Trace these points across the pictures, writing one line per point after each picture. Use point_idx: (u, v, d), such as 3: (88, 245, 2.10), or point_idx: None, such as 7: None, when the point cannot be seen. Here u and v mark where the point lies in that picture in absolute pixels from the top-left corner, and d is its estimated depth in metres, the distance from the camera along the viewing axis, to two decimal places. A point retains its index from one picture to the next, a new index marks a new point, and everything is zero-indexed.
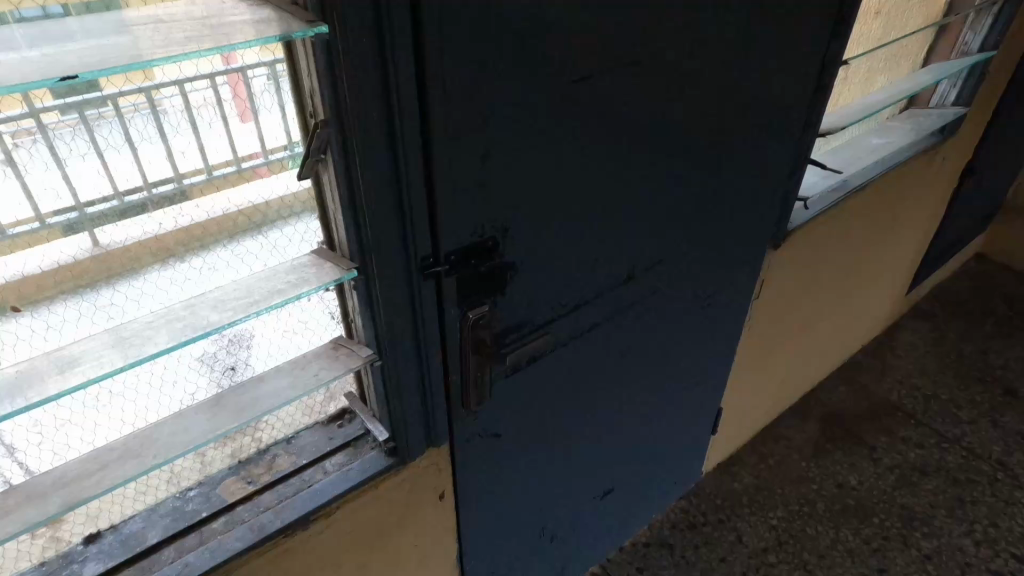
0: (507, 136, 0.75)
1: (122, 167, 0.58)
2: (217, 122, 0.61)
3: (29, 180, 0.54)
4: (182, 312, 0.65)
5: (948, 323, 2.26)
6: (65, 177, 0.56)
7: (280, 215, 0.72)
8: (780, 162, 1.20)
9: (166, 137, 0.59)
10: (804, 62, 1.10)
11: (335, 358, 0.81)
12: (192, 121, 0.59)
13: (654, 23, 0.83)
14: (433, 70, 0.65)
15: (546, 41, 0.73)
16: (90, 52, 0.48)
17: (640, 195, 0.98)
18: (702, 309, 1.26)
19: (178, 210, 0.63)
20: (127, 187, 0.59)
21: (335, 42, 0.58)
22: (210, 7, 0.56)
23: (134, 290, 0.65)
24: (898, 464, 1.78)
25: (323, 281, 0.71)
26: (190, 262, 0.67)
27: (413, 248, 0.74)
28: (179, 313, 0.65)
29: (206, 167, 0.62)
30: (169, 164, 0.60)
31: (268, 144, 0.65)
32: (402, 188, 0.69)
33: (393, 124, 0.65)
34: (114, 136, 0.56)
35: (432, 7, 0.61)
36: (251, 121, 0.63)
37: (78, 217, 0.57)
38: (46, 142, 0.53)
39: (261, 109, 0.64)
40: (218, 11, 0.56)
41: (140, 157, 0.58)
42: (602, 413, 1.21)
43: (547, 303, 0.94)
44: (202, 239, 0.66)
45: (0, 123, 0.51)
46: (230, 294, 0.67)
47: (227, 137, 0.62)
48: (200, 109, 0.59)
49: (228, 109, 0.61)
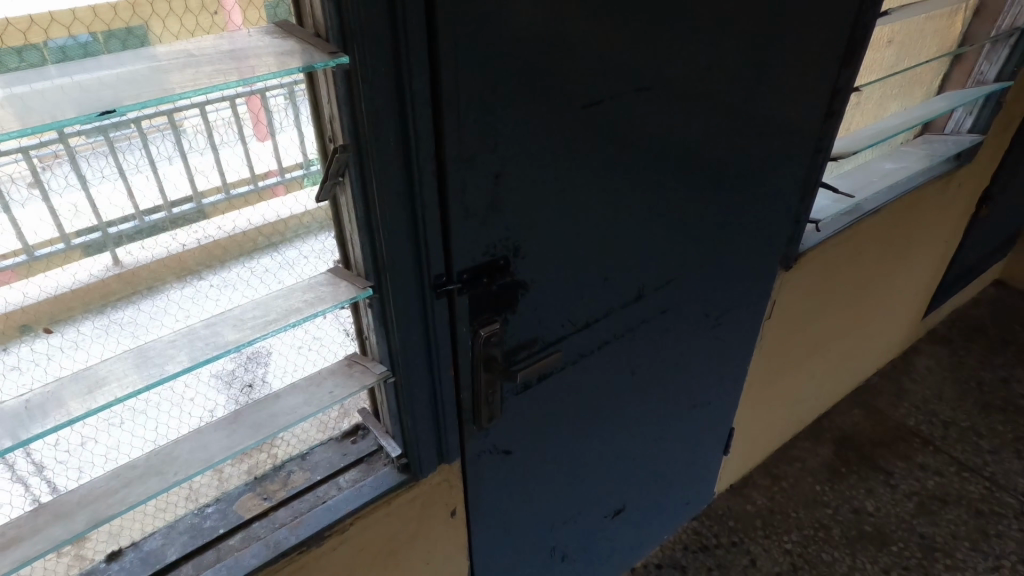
0: (519, 160, 0.77)
1: (145, 188, 0.60)
2: (237, 142, 0.63)
3: (56, 203, 0.57)
4: (204, 330, 0.67)
5: (965, 347, 2.24)
6: (88, 198, 0.58)
7: (297, 233, 0.74)
8: (791, 185, 1.21)
9: (186, 156, 0.61)
10: (815, 88, 1.11)
11: (348, 374, 0.83)
12: (211, 140, 0.62)
13: (666, 52, 0.85)
14: (448, 96, 0.67)
15: (560, 70, 0.75)
16: (125, 87, 0.51)
17: (652, 217, 0.99)
18: (713, 330, 1.27)
19: (201, 232, 0.65)
20: (147, 206, 0.61)
21: (354, 71, 0.60)
22: (237, 41, 0.59)
23: (157, 309, 0.67)
24: (917, 491, 1.75)
25: (339, 300, 0.73)
26: (213, 283, 0.69)
27: (427, 267, 0.76)
28: (201, 332, 0.67)
29: (223, 186, 0.65)
30: (188, 182, 0.62)
31: (284, 162, 0.68)
32: (416, 208, 0.72)
33: (407, 146, 0.67)
34: (136, 157, 0.59)
35: (448, 36, 0.64)
36: (269, 141, 0.66)
37: (101, 236, 0.60)
38: (72, 165, 0.56)
39: (279, 129, 0.66)
40: (245, 45, 0.59)
41: (161, 175, 0.61)
42: (613, 433, 1.21)
43: (558, 321, 0.95)
44: (223, 261, 0.69)
45: (31, 146, 0.54)
46: (249, 312, 0.70)
47: (247, 157, 0.65)
48: (220, 129, 0.62)
49: (244, 127, 0.63)
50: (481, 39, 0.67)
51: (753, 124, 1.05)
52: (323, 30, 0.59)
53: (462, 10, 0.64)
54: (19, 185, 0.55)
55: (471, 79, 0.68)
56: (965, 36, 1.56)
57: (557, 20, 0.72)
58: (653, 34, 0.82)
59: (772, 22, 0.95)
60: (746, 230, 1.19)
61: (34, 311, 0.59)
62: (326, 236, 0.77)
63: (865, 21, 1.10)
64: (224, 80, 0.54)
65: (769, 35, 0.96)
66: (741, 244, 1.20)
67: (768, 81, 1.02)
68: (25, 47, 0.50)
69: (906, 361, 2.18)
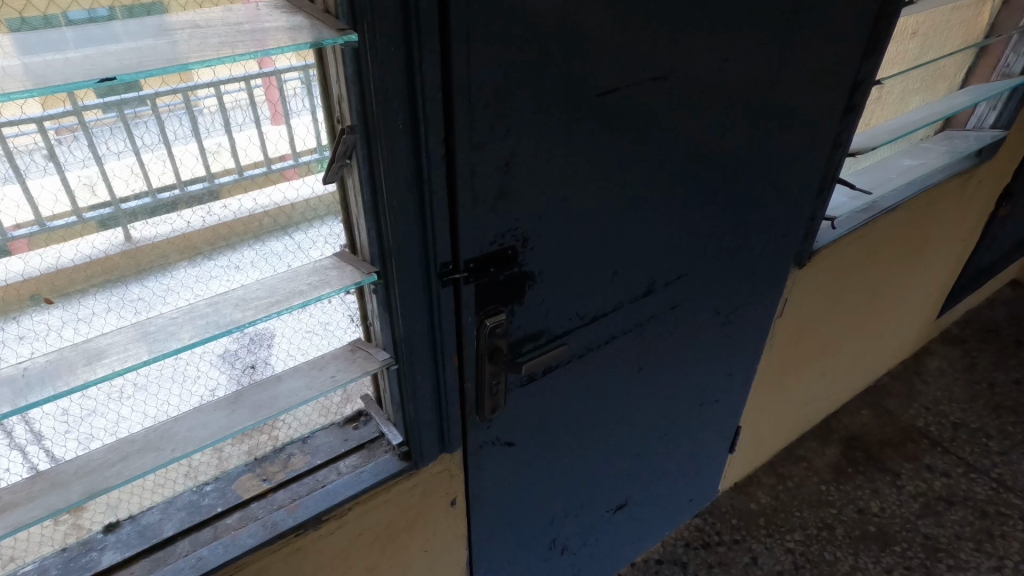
0: (529, 145, 0.75)
1: (156, 165, 0.59)
2: (251, 124, 0.62)
3: (70, 175, 0.56)
4: (206, 309, 0.66)
5: (979, 350, 2.20)
6: (102, 173, 0.57)
7: (306, 213, 0.73)
8: (808, 179, 1.18)
9: (200, 137, 0.60)
10: (834, 80, 1.08)
11: (351, 360, 0.82)
12: (226, 121, 0.61)
13: (684, 37, 0.83)
14: (459, 80, 0.65)
15: (573, 54, 0.73)
16: (130, 52, 0.50)
17: (664, 208, 0.97)
18: (723, 326, 1.25)
19: (208, 207, 0.64)
20: (160, 184, 0.60)
21: (363, 50, 0.58)
22: (246, 14, 0.58)
23: (162, 286, 0.66)
24: (922, 492, 1.74)
25: (344, 283, 0.71)
26: (219, 262, 0.68)
27: (433, 254, 0.75)
28: (203, 311, 0.66)
29: (236, 168, 0.63)
30: (201, 163, 0.61)
31: (297, 146, 0.67)
32: (423, 193, 0.70)
33: (417, 130, 0.66)
34: (150, 134, 0.58)
35: (461, 13, 0.62)
36: (283, 125, 0.64)
37: (112, 212, 0.59)
38: (87, 139, 0.55)
39: (293, 113, 0.65)
40: (254, 17, 0.57)
41: (176, 154, 0.60)
42: (618, 426, 1.20)
43: (565, 313, 0.93)
44: (229, 240, 0.68)
45: (46, 120, 0.53)
46: (253, 293, 0.69)
47: (260, 140, 0.63)
48: (234, 111, 0.60)
49: (259, 112, 0.62)
50: (495, 17, 0.65)
51: (770, 116, 1.02)
52: (332, 5, 0.57)
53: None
54: (34, 156, 0.54)
55: (484, 58, 0.66)
56: (992, 27, 1.52)
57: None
58: (671, 18, 0.80)
59: (793, 9, 0.92)
60: (760, 224, 1.16)
61: (36, 280, 0.58)
62: (334, 219, 0.76)
63: (891, 11, 1.07)
64: (229, 50, 0.52)
65: (790, 23, 0.94)
66: (754, 240, 1.17)
67: (787, 71, 0.99)
68: (31, 11, 0.49)
69: (918, 362, 2.15)
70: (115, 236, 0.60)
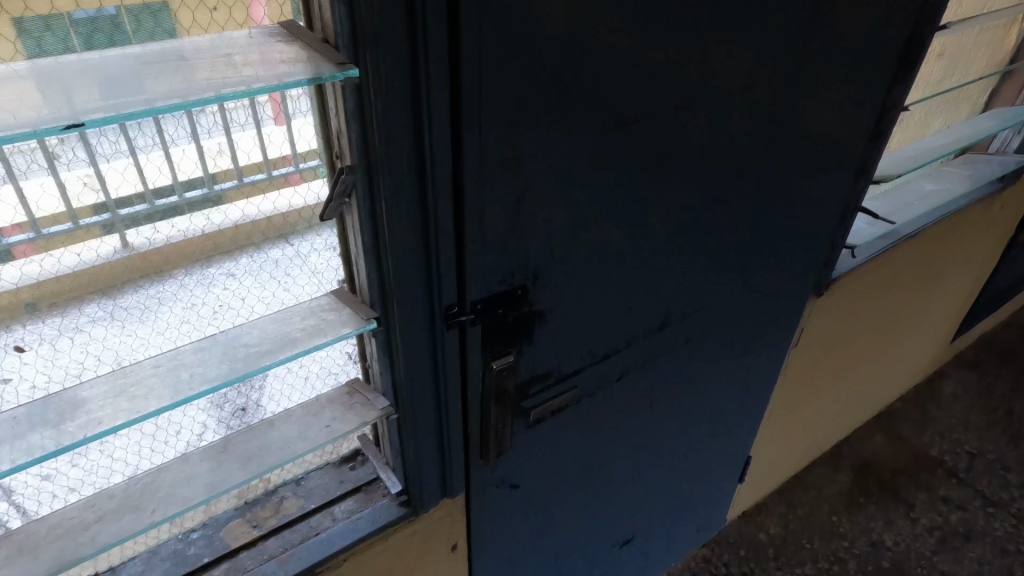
0: (544, 181, 0.70)
1: (153, 167, 0.54)
2: (251, 124, 0.56)
3: (65, 176, 0.50)
4: (191, 358, 0.61)
5: (995, 375, 2.15)
6: (98, 174, 0.52)
7: (302, 242, 0.68)
8: (830, 206, 1.13)
9: (198, 138, 0.55)
10: (861, 107, 1.03)
11: (349, 409, 0.76)
12: (226, 121, 0.55)
13: (709, 65, 0.78)
14: (469, 114, 0.60)
15: (593, 84, 0.68)
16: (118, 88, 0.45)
17: (682, 240, 0.92)
18: (738, 358, 1.20)
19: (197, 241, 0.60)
20: (156, 185, 0.55)
21: (365, 86, 0.54)
22: (243, 41, 0.53)
23: (143, 328, 0.61)
24: (938, 526, 1.69)
25: (342, 330, 0.67)
26: (206, 306, 0.64)
27: (438, 294, 0.69)
28: (187, 358, 0.61)
29: (235, 171, 0.58)
30: (199, 164, 0.55)
31: (297, 147, 0.61)
32: (429, 233, 0.65)
33: (424, 167, 0.60)
34: (147, 135, 0.52)
35: (471, 44, 0.57)
36: (285, 125, 0.59)
37: (111, 218, 0.54)
38: (85, 145, 0.50)
39: (294, 113, 0.59)
40: (249, 45, 0.52)
41: (173, 157, 0.54)
42: (627, 462, 1.14)
43: (576, 352, 0.87)
44: (216, 282, 0.63)
45: None
46: (242, 340, 0.63)
47: (260, 140, 0.57)
48: (234, 110, 0.55)
49: (261, 112, 0.57)
50: (508, 49, 0.59)
51: (794, 144, 0.97)
52: (332, 36, 0.53)
53: (490, 14, 0.57)
54: (27, 155, 0.48)
55: (496, 91, 0.61)
56: (1019, 49, 1.47)
57: (592, 30, 0.65)
58: (696, 47, 0.75)
59: (821, 36, 0.88)
60: (780, 254, 1.11)
61: (12, 299, 0.54)
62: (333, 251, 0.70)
63: (923, 35, 1.02)
64: (222, 86, 0.47)
65: (818, 50, 0.89)
66: (773, 270, 1.12)
67: (812, 99, 0.94)
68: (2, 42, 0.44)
69: (931, 387, 2.09)
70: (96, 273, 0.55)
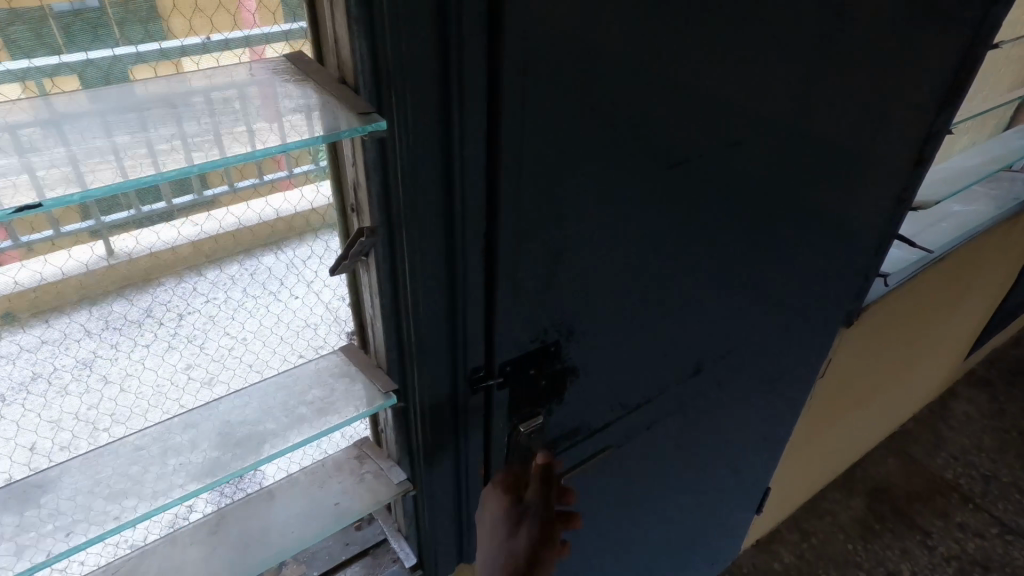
0: (585, 231, 0.62)
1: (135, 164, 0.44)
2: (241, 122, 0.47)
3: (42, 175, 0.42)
4: (181, 439, 0.55)
5: (1006, 393, 2.10)
6: None
7: (305, 297, 0.61)
8: (868, 236, 1.06)
9: None
10: (906, 134, 0.96)
11: (359, 484, 0.67)
12: None
13: (764, 98, 0.70)
14: (508, 166, 0.52)
15: (644, 125, 0.60)
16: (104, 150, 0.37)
17: (721, 282, 0.85)
18: (767, 396, 1.13)
19: (179, 309, 0.53)
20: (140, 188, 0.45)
21: (391, 141, 0.45)
22: (246, 81, 0.44)
23: (126, 401, 0.55)
24: (955, 555, 1.64)
25: (358, 409, 0.58)
26: (193, 374, 0.57)
27: (464, 359, 0.61)
28: (173, 437, 0.55)
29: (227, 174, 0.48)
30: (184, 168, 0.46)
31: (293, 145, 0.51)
32: (457, 295, 0.57)
33: (453, 226, 0.52)
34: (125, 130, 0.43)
35: (514, 85, 0.48)
36: None
37: (96, 225, 0.45)
38: None
39: None
40: (254, 86, 0.44)
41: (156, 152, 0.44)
42: (650, 509, 1.07)
43: (607, 406, 0.80)
44: (205, 349, 0.56)
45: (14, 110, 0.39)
46: (239, 416, 0.57)
47: None
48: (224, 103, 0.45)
49: None
50: (556, 90, 0.51)
51: (836, 174, 0.91)
52: (351, 77, 0.44)
53: (538, 52, 0.48)
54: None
55: (539, 138, 0.52)
56: None
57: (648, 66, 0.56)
58: (752, 80, 0.67)
59: (874, 61, 0.81)
60: (815, 288, 1.04)
61: None
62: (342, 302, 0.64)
63: (976, 58, 0.94)
64: (220, 146, 0.39)
65: (869, 76, 0.82)
66: (808, 304, 1.05)
67: (858, 127, 0.87)
68: None
69: (944, 406, 2.05)
70: (67, 350, 0.49)
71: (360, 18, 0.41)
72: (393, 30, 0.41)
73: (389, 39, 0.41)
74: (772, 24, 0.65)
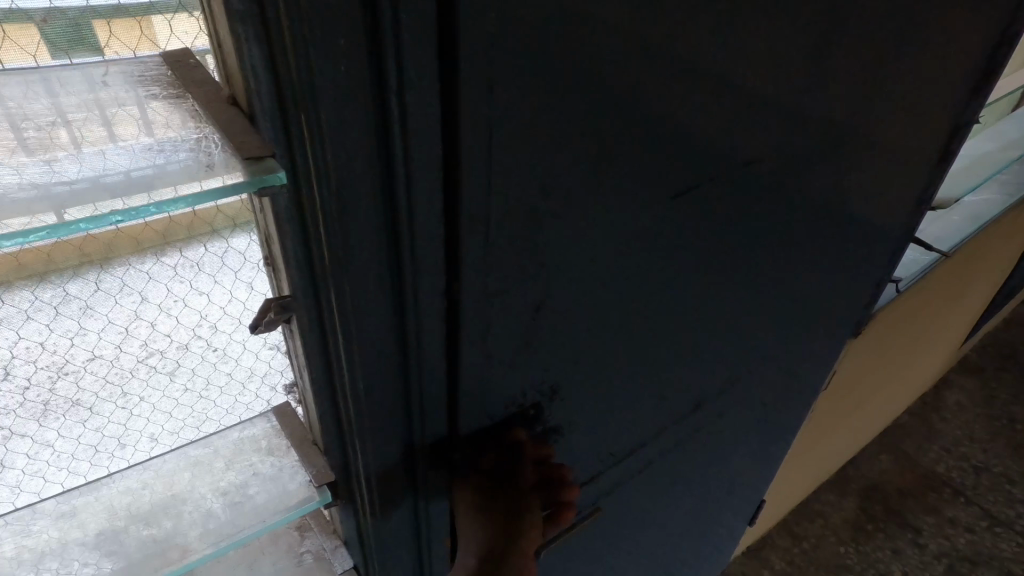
0: (571, 273, 0.50)
1: None
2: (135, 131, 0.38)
3: None
4: (65, 528, 0.47)
5: (999, 379, 2.04)
6: None
7: (224, 351, 0.51)
8: (886, 242, 0.95)
9: None
10: (941, 136, 0.84)
11: (298, 567, 0.56)
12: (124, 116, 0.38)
13: (790, 104, 0.58)
14: (470, 211, 0.40)
15: (644, 144, 0.48)
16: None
17: (728, 308, 0.73)
18: (772, 417, 1.03)
19: (54, 367, 0.46)
20: None
21: (310, 190, 0.34)
22: (131, 111, 0.35)
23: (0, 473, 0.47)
24: (946, 552, 1.59)
25: (287, 509, 0.49)
26: (83, 442, 0.49)
27: (421, 433, 0.50)
28: (58, 525, 0.47)
29: None
30: None
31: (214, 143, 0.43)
32: (411, 368, 0.45)
33: (402, 290, 0.41)
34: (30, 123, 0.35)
35: (478, 113, 0.36)
36: None
37: None
38: None
39: None
40: (141, 116, 0.35)
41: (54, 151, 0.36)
42: (647, 547, 0.97)
43: (595, 455, 0.69)
44: (94, 413, 0.48)
45: None
46: (133, 505, 0.49)
47: None
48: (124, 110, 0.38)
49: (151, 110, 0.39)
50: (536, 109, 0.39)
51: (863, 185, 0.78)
52: (243, 100, 0.33)
53: (512, 64, 0.36)
54: None
55: (513, 173, 0.40)
56: None
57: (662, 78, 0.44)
58: (779, 83, 0.55)
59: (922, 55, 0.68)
60: (826, 301, 0.93)
61: None
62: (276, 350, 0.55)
63: None
64: (53, 203, 0.29)
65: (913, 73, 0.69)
66: (819, 320, 0.95)
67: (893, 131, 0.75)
68: None
69: (937, 397, 1.99)
70: None
71: (246, 22, 0.29)
72: (297, 44, 0.29)
73: (294, 56, 0.30)
74: (808, 14, 0.52)
